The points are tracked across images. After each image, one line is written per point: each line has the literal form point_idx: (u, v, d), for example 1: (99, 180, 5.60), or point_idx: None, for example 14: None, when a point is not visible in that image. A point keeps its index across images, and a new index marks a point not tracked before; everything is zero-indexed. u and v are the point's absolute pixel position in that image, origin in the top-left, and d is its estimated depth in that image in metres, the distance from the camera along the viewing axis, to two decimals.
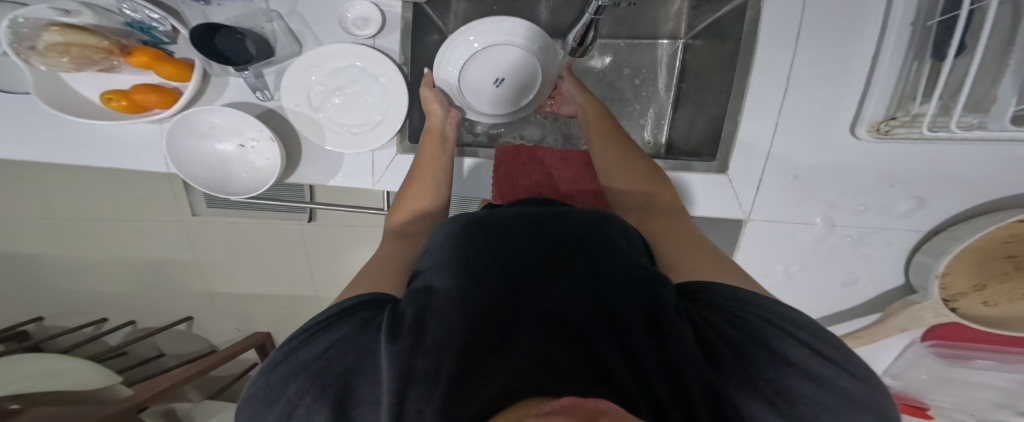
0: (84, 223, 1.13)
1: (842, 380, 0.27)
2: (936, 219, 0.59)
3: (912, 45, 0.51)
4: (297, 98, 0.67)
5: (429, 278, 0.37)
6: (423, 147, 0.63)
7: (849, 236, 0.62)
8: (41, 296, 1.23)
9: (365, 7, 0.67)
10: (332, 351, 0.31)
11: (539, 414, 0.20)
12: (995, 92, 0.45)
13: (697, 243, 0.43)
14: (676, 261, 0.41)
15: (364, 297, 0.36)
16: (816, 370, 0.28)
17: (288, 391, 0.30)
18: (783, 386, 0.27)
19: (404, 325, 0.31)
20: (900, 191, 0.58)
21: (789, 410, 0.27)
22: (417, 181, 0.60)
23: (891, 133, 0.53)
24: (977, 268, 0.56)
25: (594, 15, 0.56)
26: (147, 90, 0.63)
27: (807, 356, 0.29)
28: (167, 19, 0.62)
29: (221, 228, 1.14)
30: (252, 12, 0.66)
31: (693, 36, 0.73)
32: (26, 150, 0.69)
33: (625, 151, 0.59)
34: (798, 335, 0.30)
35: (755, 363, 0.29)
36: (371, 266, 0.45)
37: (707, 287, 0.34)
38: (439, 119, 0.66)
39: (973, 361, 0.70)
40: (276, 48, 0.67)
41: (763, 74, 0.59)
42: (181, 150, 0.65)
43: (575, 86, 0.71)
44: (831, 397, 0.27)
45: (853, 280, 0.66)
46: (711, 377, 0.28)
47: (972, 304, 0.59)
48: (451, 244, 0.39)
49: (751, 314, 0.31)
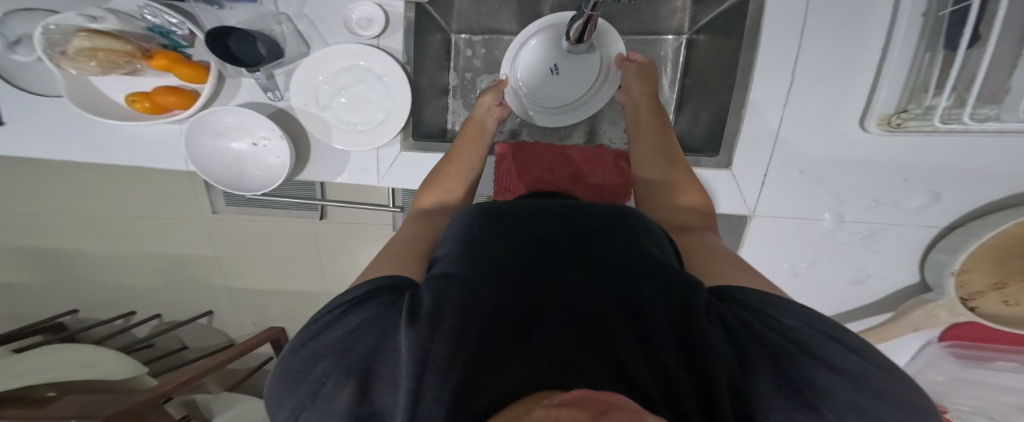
0: (114, 221, 1.20)
1: (890, 386, 0.27)
2: (953, 215, 0.56)
3: (924, 34, 0.49)
4: (305, 97, 0.69)
5: (453, 265, 0.37)
6: (462, 139, 0.65)
7: (859, 232, 0.60)
8: (77, 290, 1.31)
9: (369, 8, 0.68)
10: (356, 333, 0.32)
11: (550, 406, 0.21)
12: (1011, 81, 0.44)
13: (728, 258, 0.43)
14: (709, 268, 0.41)
15: (385, 280, 0.37)
16: (863, 379, 0.27)
17: (314, 370, 0.32)
18: (820, 383, 0.27)
19: (423, 310, 0.32)
20: (912, 186, 0.56)
21: (825, 413, 0.26)
22: (452, 163, 0.62)
23: (904, 125, 0.51)
24: (998, 266, 0.54)
25: (590, 11, 0.56)
26: (167, 91, 0.67)
27: (853, 361, 0.28)
28: (185, 24, 0.64)
29: (238, 227, 1.19)
30: (262, 16, 0.67)
31: (695, 31, 0.72)
32: (57, 151, 0.72)
33: (664, 144, 0.60)
34: (838, 340, 0.30)
35: (795, 363, 0.28)
36: (389, 248, 0.46)
37: (742, 289, 0.35)
38: (484, 110, 0.69)
39: (990, 362, 0.68)
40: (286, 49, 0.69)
41: (767, 66, 0.57)
42: (198, 147, 0.68)
43: (636, 74, 0.67)
44: (868, 403, 0.26)
45: (863, 278, 0.63)
46: (737, 377, 0.29)
47: (991, 304, 0.57)
48: (477, 230, 0.39)
49: (794, 318, 0.31)
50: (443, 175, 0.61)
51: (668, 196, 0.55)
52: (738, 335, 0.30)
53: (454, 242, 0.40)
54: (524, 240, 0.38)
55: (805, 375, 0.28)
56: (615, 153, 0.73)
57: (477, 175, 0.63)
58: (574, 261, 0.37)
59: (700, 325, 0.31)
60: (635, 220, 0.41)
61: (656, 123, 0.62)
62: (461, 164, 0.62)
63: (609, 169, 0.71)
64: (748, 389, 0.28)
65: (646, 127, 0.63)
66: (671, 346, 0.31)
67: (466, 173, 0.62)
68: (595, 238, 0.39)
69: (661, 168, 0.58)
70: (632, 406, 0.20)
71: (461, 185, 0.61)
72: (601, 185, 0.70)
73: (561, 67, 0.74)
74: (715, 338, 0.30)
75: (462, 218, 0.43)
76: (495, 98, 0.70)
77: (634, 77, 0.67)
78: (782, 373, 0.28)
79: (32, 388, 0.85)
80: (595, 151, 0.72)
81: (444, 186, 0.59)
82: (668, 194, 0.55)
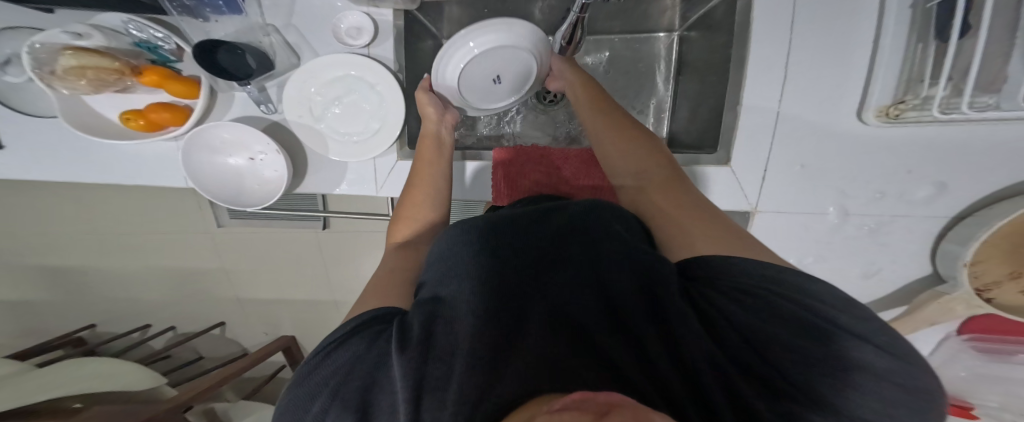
0: (125, 237, 1.22)
1: (851, 342, 0.29)
2: (963, 205, 0.54)
3: (913, 27, 0.49)
4: (299, 109, 0.69)
5: (433, 286, 0.37)
6: (420, 161, 0.63)
7: (866, 226, 0.58)
8: (93, 306, 1.34)
9: (357, 17, 0.68)
10: (350, 368, 0.33)
11: (552, 411, 0.22)
12: (1007, 69, 0.43)
13: (697, 216, 0.43)
14: (673, 234, 0.43)
15: (369, 314, 0.37)
16: (827, 340, 0.30)
17: (312, 409, 0.32)
18: (791, 357, 0.30)
19: (412, 335, 0.32)
20: (918, 177, 0.54)
21: (797, 382, 0.29)
22: (416, 191, 0.60)
23: (901, 117, 0.50)
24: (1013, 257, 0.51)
25: (578, 12, 0.55)
26: (160, 108, 0.67)
27: (815, 326, 0.30)
28: (171, 37, 0.66)
29: (243, 240, 1.20)
30: (249, 28, 0.67)
31: (687, 27, 0.70)
32: (63, 173, 0.74)
33: (615, 126, 0.56)
34: (801, 303, 0.31)
35: (767, 340, 0.31)
36: (374, 282, 0.47)
37: (703, 260, 0.36)
38: (434, 124, 0.66)
39: (1010, 354, 0.65)
40: (276, 61, 0.69)
41: (760, 61, 0.56)
42: (196, 165, 0.68)
43: (568, 63, 0.66)
44: (834, 368, 0.29)
45: (873, 271, 0.62)
46: (720, 362, 0.31)
47: (1009, 295, 0.55)
48: (450, 245, 0.39)
49: (759, 288, 0.33)
50: (407, 212, 0.59)
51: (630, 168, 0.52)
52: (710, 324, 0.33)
53: (430, 261, 0.40)
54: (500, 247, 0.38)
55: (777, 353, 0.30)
56: None
57: (446, 194, 0.62)
58: (549, 269, 0.37)
59: (676, 316, 0.33)
60: (602, 214, 0.42)
61: (600, 100, 0.60)
62: (427, 189, 0.60)
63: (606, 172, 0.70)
64: (734, 375, 0.30)
65: (594, 106, 0.60)
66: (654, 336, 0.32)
67: (435, 196, 0.61)
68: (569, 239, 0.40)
69: (616, 147, 0.55)
70: (633, 407, 0.21)
71: (433, 208, 0.60)
72: (594, 189, 0.71)
73: (505, 77, 0.65)
74: (693, 327, 0.32)
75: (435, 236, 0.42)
76: (435, 104, 0.65)
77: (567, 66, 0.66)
78: (756, 353, 0.31)
79: (57, 401, 0.88)
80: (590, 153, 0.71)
81: (417, 218, 0.58)
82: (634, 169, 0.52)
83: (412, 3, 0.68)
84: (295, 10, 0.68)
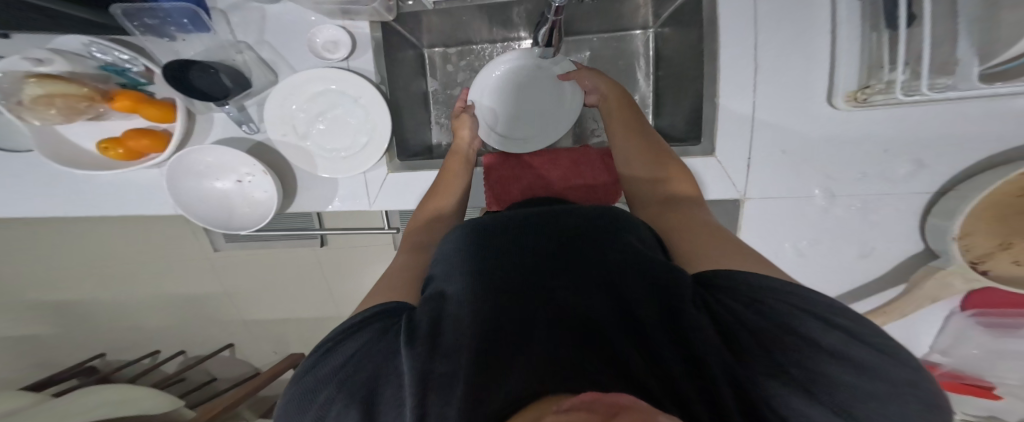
0: (127, 265, 1.23)
1: (878, 354, 0.28)
2: (941, 181, 0.54)
3: (864, 15, 0.51)
4: (282, 127, 0.69)
5: (443, 283, 0.37)
6: (446, 172, 0.65)
7: (853, 206, 0.58)
8: (101, 336, 1.35)
9: (332, 30, 0.68)
10: (356, 360, 0.33)
11: (561, 411, 0.23)
12: (955, 53, 0.45)
13: (716, 230, 0.43)
14: (688, 252, 0.40)
15: (381, 308, 0.37)
16: (852, 356, 0.27)
17: (316, 398, 0.32)
18: (807, 364, 0.28)
19: (420, 330, 0.32)
20: (894, 156, 0.54)
21: (818, 394, 0.27)
22: (435, 201, 0.62)
23: (869, 101, 0.50)
24: (1000, 228, 0.51)
25: (554, 16, 0.56)
26: (138, 135, 0.68)
27: (838, 339, 0.28)
28: (138, 59, 0.64)
29: (242, 263, 1.21)
30: (220, 45, 0.68)
31: (660, 25, 0.71)
32: (61, 206, 0.75)
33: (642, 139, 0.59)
34: (820, 313, 0.30)
35: (782, 345, 0.29)
36: (385, 280, 0.45)
37: (722, 272, 0.34)
38: (465, 144, 0.69)
39: (1016, 326, 0.65)
40: (253, 78, 0.70)
41: (732, 53, 0.57)
42: (184, 193, 0.69)
43: (598, 78, 0.67)
44: (870, 383, 0.27)
45: (868, 250, 0.61)
46: (732, 366, 0.30)
47: (1001, 266, 0.53)
48: (462, 246, 0.39)
49: (777, 300, 0.31)
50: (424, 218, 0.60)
51: (656, 187, 0.54)
52: (726, 326, 0.31)
53: (440, 258, 0.40)
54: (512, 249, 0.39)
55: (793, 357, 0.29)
56: (601, 150, 0.71)
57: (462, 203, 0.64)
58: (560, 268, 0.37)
59: (689, 314, 0.32)
60: (614, 216, 0.41)
61: (628, 114, 0.63)
62: (448, 198, 0.62)
63: (599, 170, 0.70)
64: (748, 379, 0.29)
65: (620, 119, 0.63)
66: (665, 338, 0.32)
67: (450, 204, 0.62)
68: (581, 240, 0.40)
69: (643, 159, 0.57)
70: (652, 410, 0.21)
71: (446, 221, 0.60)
72: (589, 187, 0.70)
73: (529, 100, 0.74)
74: (705, 328, 0.31)
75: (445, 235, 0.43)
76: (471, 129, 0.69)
77: (596, 80, 0.68)
78: (771, 355, 0.29)
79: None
80: (581, 153, 0.71)
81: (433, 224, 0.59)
82: (656, 185, 0.54)
83: (385, 15, 0.67)
84: (266, 27, 0.69)
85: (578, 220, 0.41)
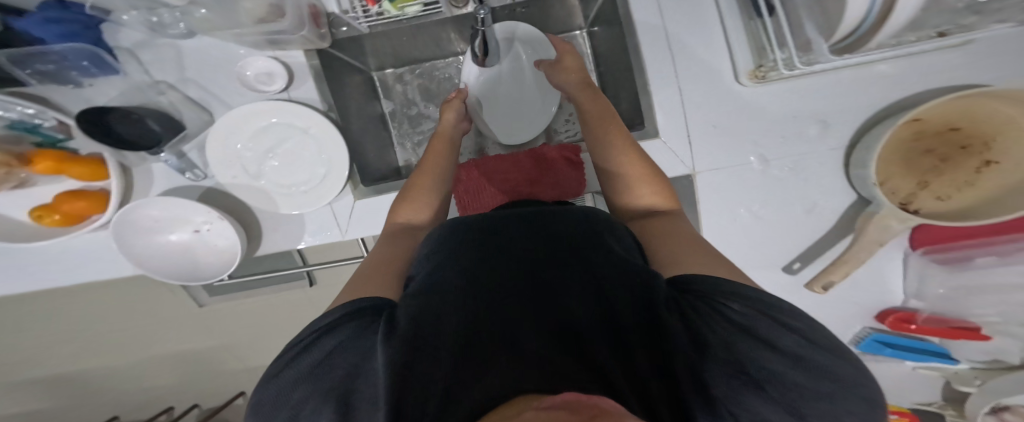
0: (109, 332, 1.21)
1: (827, 364, 0.30)
2: (850, 134, 0.59)
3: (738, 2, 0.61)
4: (233, 170, 0.71)
5: (426, 281, 0.39)
6: (430, 151, 0.68)
7: (786, 167, 0.61)
8: (105, 401, 1.35)
9: (264, 62, 0.71)
10: (338, 356, 0.34)
11: (543, 408, 0.21)
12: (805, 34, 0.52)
13: (691, 240, 0.45)
14: (666, 258, 0.42)
15: (365, 302, 0.39)
16: (802, 358, 0.30)
17: (295, 394, 0.34)
18: (766, 366, 0.30)
19: (400, 327, 0.34)
20: (802, 117, 0.60)
21: (770, 392, 0.29)
22: (419, 185, 0.63)
23: (766, 77, 0.58)
24: (901, 165, 0.61)
25: (482, 27, 0.60)
26: (71, 198, 0.69)
27: (791, 342, 0.31)
28: (43, 112, 0.65)
29: (229, 310, 1.22)
30: (142, 87, 0.70)
31: (591, 24, 0.80)
32: (27, 281, 0.74)
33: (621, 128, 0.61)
34: (779, 320, 0.33)
35: (742, 347, 0.32)
36: (364, 271, 0.47)
37: (695, 276, 0.37)
38: (450, 126, 0.72)
39: (972, 261, 0.65)
40: (184, 120, 0.72)
41: (651, 42, 0.63)
42: (139, 252, 0.71)
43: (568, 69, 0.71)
44: (817, 384, 0.29)
45: (810, 205, 0.62)
46: (696, 362, 0.31)
47: (928, 204, 0.61)
48: (450, 252, 0.41)
49: (742, 304, 0.34)
50: (409, 202, 0.60)
51: (632, 189, 0.56)
52: (697, 328, 0.33)
53: (427, 258, 0.42)
54: (495, 252, 0.40)
55: (750, 356, 0.31)
56: (561, 145, 0.74)
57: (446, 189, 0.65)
58: (541, 273, 0.39)
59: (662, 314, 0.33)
60: (599, 223, 0.44)
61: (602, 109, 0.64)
62: (431, 180, 0.64)
63: (559, 163, 0.73)
64: (711, 375, 0.30)
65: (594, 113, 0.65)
66: (638, 336, 0.33)
67: (432, 188, 0.63)
68: (565, 244, 0.41)
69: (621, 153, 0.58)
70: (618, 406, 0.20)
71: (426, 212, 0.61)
72: (556, 179, 0.71)
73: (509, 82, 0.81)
74: (676, 329, 0.32)
75: (431, 239, 0.45)
76: (456, 111, 0.73)
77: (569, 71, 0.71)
78: (733, 355, 0.31)
79: None
80: (541, 151, 0.75)
81: (418, 207, 0.60)
82: (631, 185, 0.56)
83: (321, 42, 0.71)
84: (185, 64, 0.71)
85: (563, 227, 0.43)
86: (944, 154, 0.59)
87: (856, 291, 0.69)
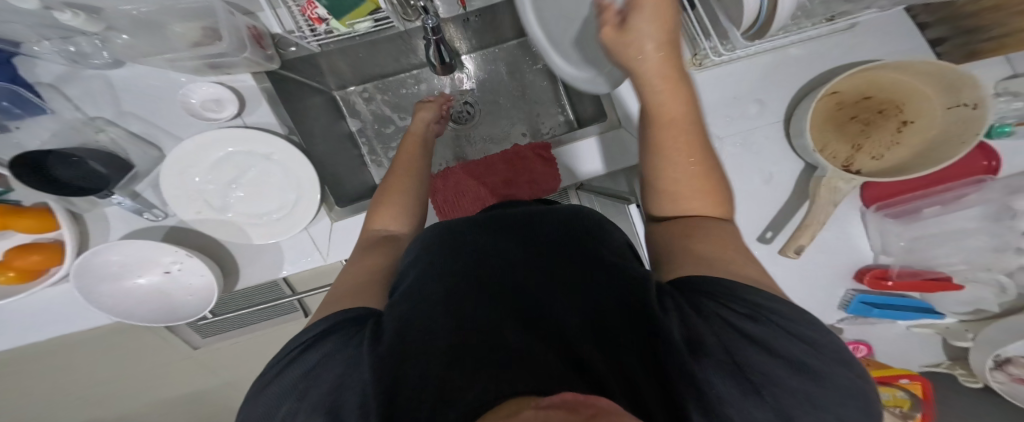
0: (80, 397, 1.13)
1: (829, 371, 0.27)
2: (784, 108, 0.66)
3: None
4: (195, 204, 0.69)
5: (413, 286, 0.38)
6: (405, 150, 0.70)
7: (738, 142, 0.66)
8: None
9: (209, 89, 0.70)
10: (321, 368, 0.32)
11: (540, 407, 0.20)
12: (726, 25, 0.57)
13: (734, 252, 0.37)
14: (699, 261, 0.35)
15: (348, 313, 0.37)
16: (806, 364, 0.27)
17: (280, 412, 0.31)
18: (764, 369, 0.27)
19: (386, 336, 0.32)
20: (741, 99, 0.66)
21: (766, 397, 0.26)
22: (396, 182, 0.63)
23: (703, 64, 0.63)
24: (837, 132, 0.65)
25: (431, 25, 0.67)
26: (24, 253, 0.65)
27: (795, 347, 0.28)
28: None
29: (220, 352, 1.16)
30: (77, 127, 0.68)
31: None
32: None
33: (681, 93, 0.43)
34: (786, 325, 0.29)
35: (742, 350, 0.28)
36: (346, 282, 0.45)
37: (712, 280, 0.32)
38: (423, 126, 0.75)
39: (921, 213, 0.68)
40: (130, 157, 0.69)
41: None
42: (106, 301, 0.68)
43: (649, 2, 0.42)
44: (815, 390, 0.27)
45: (769, 176, 0.67)
46: (692, 366, 0.28)
47: (867, 164, 0.64)
48: (436, 257, 0.39)
49: (745, 306, 0.30)
50: (384, 207, 0.59)
51: (682, 192, 0.42)
52: (694, 328, 0.29)
53: (413, 263, 0.41)
54: (483, 256, 0.39)
55: (748, 361, 0.28)
56: (531, 143, 0.74)
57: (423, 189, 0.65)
58: (530, 275, 0.37)
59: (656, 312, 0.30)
60: (589, 219, 0.43)
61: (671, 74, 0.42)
62: (408, 177, 0.65)
63: (531, 159, 0.72)
64: (707, 378, 0.27)
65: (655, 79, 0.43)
66: (631, 335, 0.32)
67: (409, 189, 0.63)
68: (555, 244, 0.40)
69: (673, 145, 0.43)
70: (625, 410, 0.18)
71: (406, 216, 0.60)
72: (532, 177, 0.71)
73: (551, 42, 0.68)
74: (673, 328, 0.29)
75: (416, 246, 0.43)
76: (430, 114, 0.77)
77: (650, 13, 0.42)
78: (731, 357, 0.28)
79: None
80: (512, 152, 0.75)
81: (395, 204, 0.59)
82: (682, 189, 0.42)
83: (268, 64, 0.70)
84: (122, 98, 0.70)
85: (552, 225, 0.42)
86: (869, 117, 0.64)
87: (834, 253, 0.70)
